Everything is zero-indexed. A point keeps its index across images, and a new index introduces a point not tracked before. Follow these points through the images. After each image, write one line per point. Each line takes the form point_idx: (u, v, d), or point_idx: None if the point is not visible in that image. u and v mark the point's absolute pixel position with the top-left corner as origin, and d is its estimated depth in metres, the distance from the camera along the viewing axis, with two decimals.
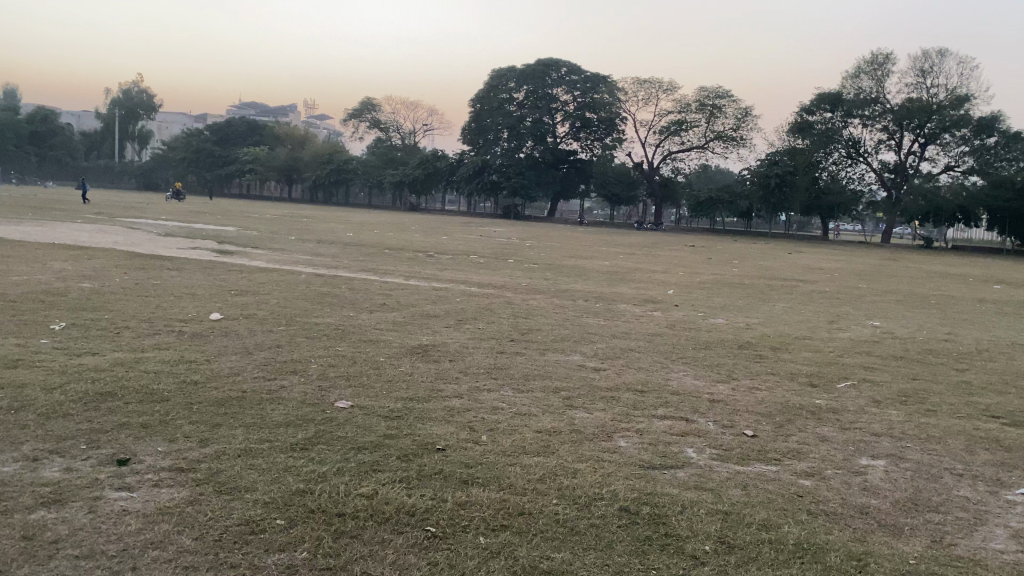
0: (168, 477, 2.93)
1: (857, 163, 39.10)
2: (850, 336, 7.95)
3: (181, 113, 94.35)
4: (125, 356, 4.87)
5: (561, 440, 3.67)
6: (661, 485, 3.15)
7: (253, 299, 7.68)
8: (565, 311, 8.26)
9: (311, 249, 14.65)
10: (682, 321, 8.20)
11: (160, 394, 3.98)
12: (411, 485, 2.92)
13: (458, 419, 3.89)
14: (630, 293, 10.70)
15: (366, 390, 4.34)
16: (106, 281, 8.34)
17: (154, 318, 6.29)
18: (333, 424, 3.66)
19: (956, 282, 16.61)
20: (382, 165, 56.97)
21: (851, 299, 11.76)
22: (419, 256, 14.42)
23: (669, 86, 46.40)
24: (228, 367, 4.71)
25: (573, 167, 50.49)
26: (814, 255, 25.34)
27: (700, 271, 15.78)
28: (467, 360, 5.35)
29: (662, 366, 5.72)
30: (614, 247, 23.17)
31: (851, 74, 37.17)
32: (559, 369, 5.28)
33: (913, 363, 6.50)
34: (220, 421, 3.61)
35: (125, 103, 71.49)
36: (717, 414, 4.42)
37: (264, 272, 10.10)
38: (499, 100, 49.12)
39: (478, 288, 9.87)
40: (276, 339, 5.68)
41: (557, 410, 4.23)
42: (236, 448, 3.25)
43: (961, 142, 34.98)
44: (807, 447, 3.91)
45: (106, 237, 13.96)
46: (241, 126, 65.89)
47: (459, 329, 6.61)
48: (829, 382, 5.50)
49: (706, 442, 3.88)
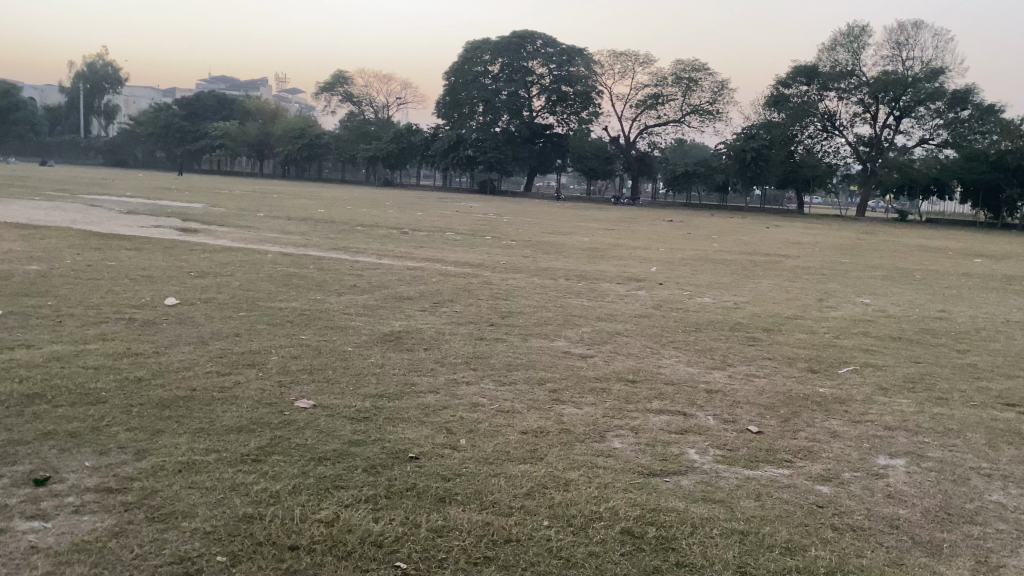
0: (92, 500, 2.49)
1: (832, 137, 38.74)
2: (841, 315, 7.63)
3: (148, 88, 92.19)
4: (64, 348, 4.39)
5: (549, 442, 3.29)
6: (665, 497, 2.76)
7: (214, 281, 7.21)
8: (545, 291, 7.84)
9: (281, 226, 14.07)
10: (668, 301, 7.84)
11: (98, 396, 3.52)
12: (378, 507, 2.51)
13: (433, 419, 3.48)
14: (611, 271, 10.30)
15: (332, 385, 3.92)
16: (57, 263, 7.79)
17: (101, 305, 5.77)
18: (291, 428, 3.24)
19: (936, 255, 16.48)
20: (356, 140, 56.01)
21: (837, 275, 11.50)
22: (392, 233, 13.95)
23: (645, 59, 45.86)
24: (179, 361, 4.25)
25: (550, 141, 49.85)
26: (792, 229, 25.17)
27: (682, 247, 15.49)
28: (443, 349, 4.92)
29: (652, 351, 5.34)
30: (592, 222, 22.85)
31: (827, 46, 36.78)
32: (544, 358, 4.87)
33: (911, 344, 6.20)
34: (162, 427, 3.16)
35: (90, 76, 68.87)
36: (717, 407, 4.05)
37: (227, 252, 9.56)
38: (474, 72, 48.13)
39: (455, 267, 9.44)
40: (235, 328, 5.19)
41: (542, 406, 3.83)
42: (176, 461, 2.81)
43: (936, 115, 34.70)
44: (817, 445, 3.55)
45: (64, 216, 13.25)
46: (210, 101, 64.33)
47: (434, 313, 6.20)
48: (829, 367, 5.16)
49: (708, 441, 3.51)
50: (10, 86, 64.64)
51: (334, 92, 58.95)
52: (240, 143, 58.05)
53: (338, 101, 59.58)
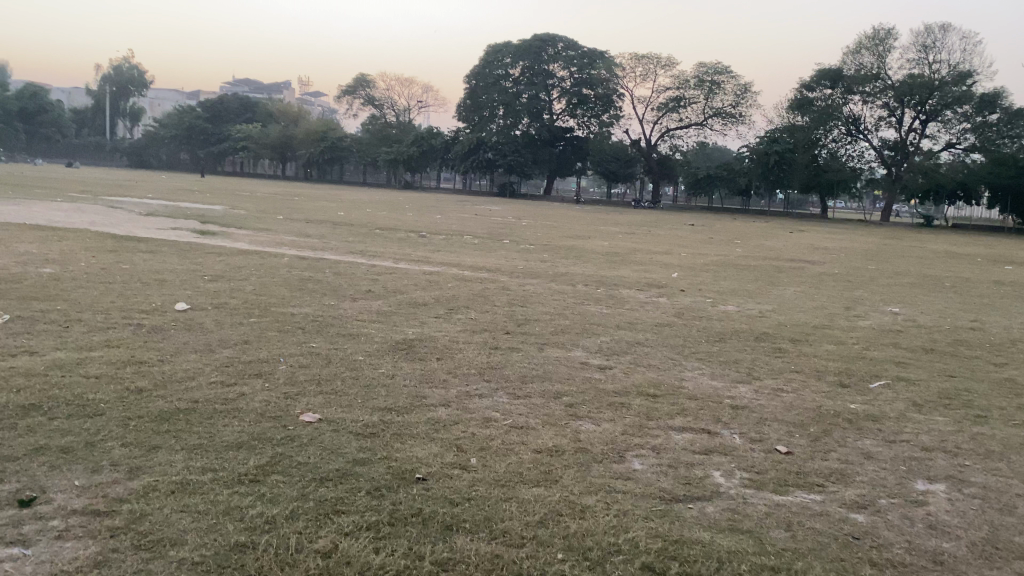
0: (77, 524, 2.35)
1: (857, 140, 38.16)
2: (870, 324, 7.38)
3: (172, 91, 93.04)
4: (67, 356, 4.26)
5: (564, 462, 3.11)
6: (688, 526, 2.60)
7: (227, 285, 7.09)
8: (563, 298, 7.66)
9: (299, 229, 13.97)
10: (691, 308, 7.63)
11: (95, 407, 3.38)
12: (380, 536, 2.36)
13: (444, 436, 3.30)
14: (631, 276, 10.11)
15: (339, 397, 3.76)
16: (71, 266, 7.72)
17: (111, 309, 5.67)
18: (293, 444, 3.08)
19: (965, 262, 16.14)
20: (378, 142, 56.07)
21: (864, 282, 11.20)
22: (410, 237, 13.83)
23: (667, 62, 45.53)
24: (183, 370, 4.11)
25: (570, 144, 49.65)
26: (816, 234, 24.81)
27: (705, 251, 15.26)
28: (456, 358, 4.76)
29: (674, 362, 5.15)
30: (612, 225, 22.67)
31: (852, 50, 36.31)
32: (560, 370, 4.69)
33: (943, 356, 5.95)
34: (158, 443, 3.02)
35: (116, 79, 69.62)
36: (743, 425, 3.84)
37: (244, 255, 9.49)
38: (494, 75, 48.15)
39: (472, 272, 9.29)
40: (244, 334, 5.06)
41: (558, 422, 3.65)
42: (170, 481, 2.66)
43: (963, 119, 33.97)
44: (850, 467, 3.35)
45: (83, 217, 13.26)
46: (234, 104, 64.64)
47: (449, 320, 6.02)
48: (859, 382, 4.92)
49: (736, 462, 3.32)
50: (38, 89, 65.40)
51: (355, 95, 59.12)
52: (262, 145, 58.33)
53: (360, 104, 59.71)
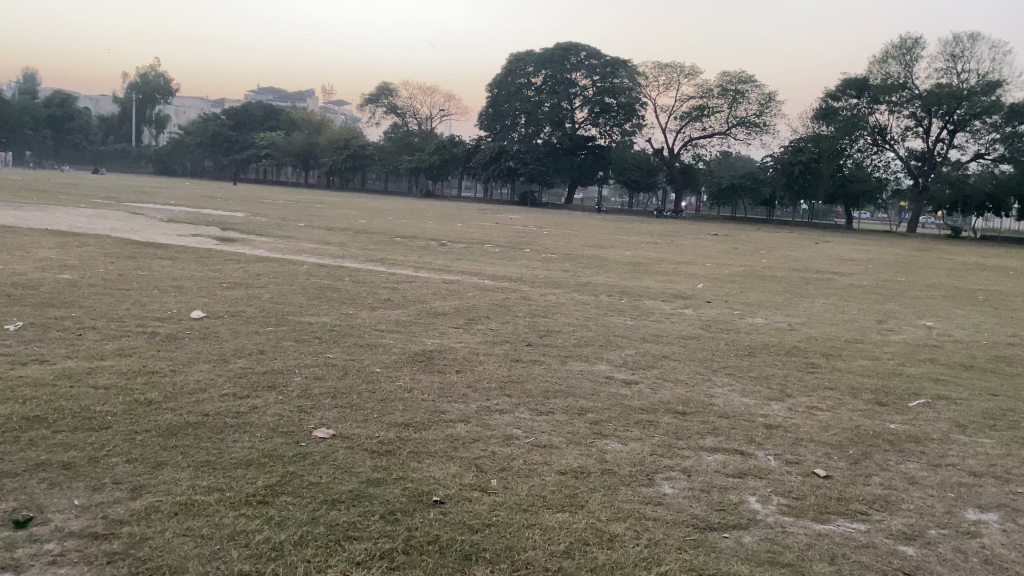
0: (73, 549, 2.21)
1: (883, 151, 37.62)
2: (903, 339, 7.13)
3: (198, 98, 94.04)
4: (77, 365, 4.15)
5: (590, 485, 2.94)
6: (725, 560, 2.42)
7: (245, 293, 6.99)
8: (587, 309, 7.48)
9: (319, 236, 13.89)
10: (718, 320, 7.43)
11: (102, 421, 3.25)
12: (394, 566, 2.22)
13: (462, 455, 3.14)
14: (656, 287, 9.92)
15: (355, 412, 3.61)
16: (89, 271, 7.66)
17: (125, 317, 5.57)
18: (305, 462, 2.93)
19: (996, 275, 15.80)
20: (399, 151, 56.21)
21: (894, 295, 10.91)
22: (431, 245, 13.73)
23: (691, 71, 45.27)
24: (194, 382, 3.98)
25: (592, 153, 49.46)
26: (842, 245, 24.42)
27: (729, 262, 15.05)
28: (476, 371, 4.59)
29: (703, 378, 4.95)
30: (634, 235, 22.48)
31: (879, 59, 35.91)
32: (584, 384, 4.50)
33: (984, 373, 5.70)
34: (164, 459, 2.88)
35: (143, 87, 70.50)
36: (778, 446, 3.64)
37: (264, 262, 9.40)
38: (517, 84, 48.30)
39: (492, 281, 9.12)
40: (260, 344, 4.94)
41: (583, 441, 3.47)
42: (173, 502, 2.52)
43: (992, 129, 33.48)
44: (895, 493, 3.14)
45: (106, 224, 13.28)
46: (257, 112, 65.05)
47: (470, 331, 5.86)
48: (898, 400, 4.70)
49: (770, 485, 3.14)
50: (66, 97, 66.52)
51: (378, 103, 59.36)
52: (286, 153, 58.61)
53: (382, 112, 60.00)
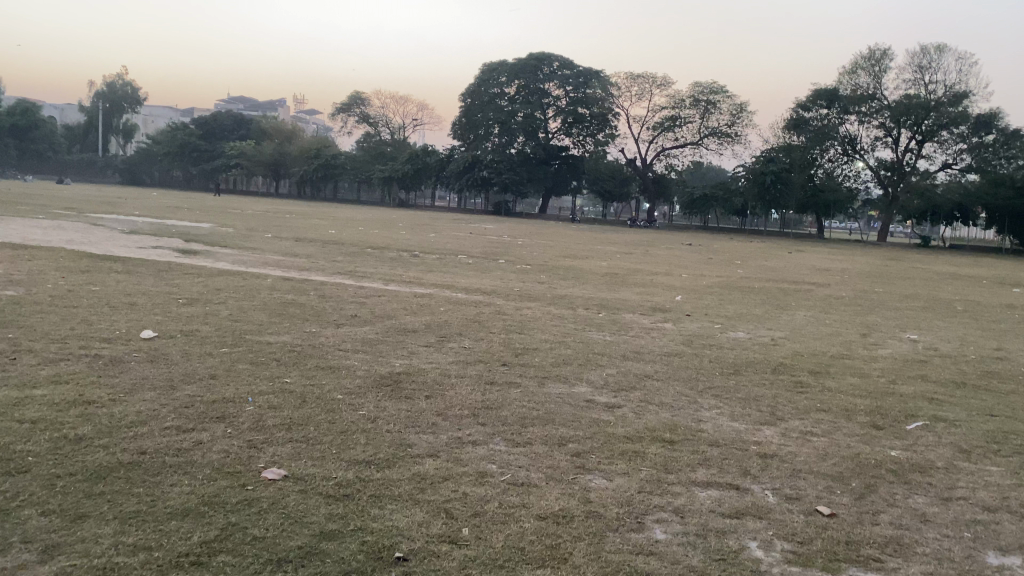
0: None
1: (853, 161, 37.87)
2: (889, 353, 6.91)
3: (166, 107, 92.90)
4: (6, 395, 3.75)
5: (573, 533, 2.61)
6: None
7: (202, 310, 6.58)
8: (563, 324, 7.16)
9: (286, 248, 13.45)
10: (699, 335, 7.15)
11: (21, 464, 2.85)
12: None
13: (430, 498, 2.80)
14: (634, 299, 9.67)
15: (311, 448, 3.25)
16: (36, 287, 7.21)
17: (69, 337, 5.17)
18: (248, 511, 2.57)
19: (970, 284, 15.79)
20: (372, 160, 55.66)
21: (873, 307, 10.72)
22: (402, 257, 13.37)
23: (663, 81, 45.36)
24: (135, 413, 3.59)
25: (565, 163, 49.21)
26: (814, 254, 24.50)
27: (706, 273, 14.84)
28: (448, 396, 4.25)
29: (689, 400, 4.64)
30: (609, 245, 22.28)
31: (848, 70, 36.11)
32: (564, 409, 4.18)
33: (977, 391, 5.46)
34: (89, 510, 2.51)
35: (109, 95, 69.14)
36: (775, 478, 3.35)
37: (225, 276, 8.98)
38: (489, 94, 48.16)
39: (465, 295, 8.80)
40: (213, 367, 4.56)
41: (564, 477, 3.15)
42: (90, 568, 2.17)
43: (959, 139, 33.82)
44: (907, 535, 2.85)
45: (61, 235, 12.72)
46: (227, 121, 64.17)
47: (441, 350, 5.52)
48: (895, 423, 4.43)
49: (774, 527, 2.83)
50: (30, 105, 65.12)
51: (350, 112, 58.79)
52: (255, 163, 57.72)
53: (354, 121, 59.46)
